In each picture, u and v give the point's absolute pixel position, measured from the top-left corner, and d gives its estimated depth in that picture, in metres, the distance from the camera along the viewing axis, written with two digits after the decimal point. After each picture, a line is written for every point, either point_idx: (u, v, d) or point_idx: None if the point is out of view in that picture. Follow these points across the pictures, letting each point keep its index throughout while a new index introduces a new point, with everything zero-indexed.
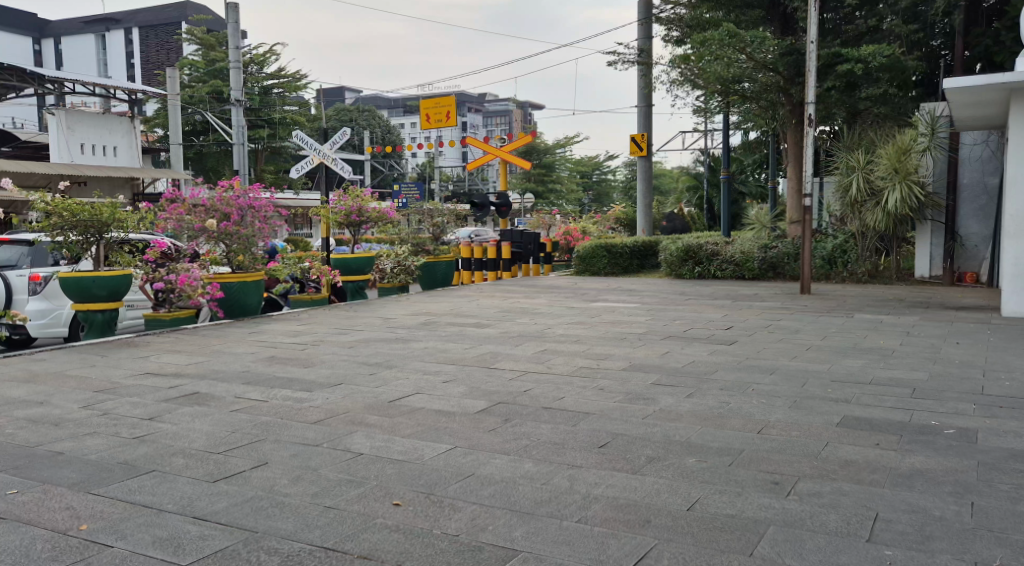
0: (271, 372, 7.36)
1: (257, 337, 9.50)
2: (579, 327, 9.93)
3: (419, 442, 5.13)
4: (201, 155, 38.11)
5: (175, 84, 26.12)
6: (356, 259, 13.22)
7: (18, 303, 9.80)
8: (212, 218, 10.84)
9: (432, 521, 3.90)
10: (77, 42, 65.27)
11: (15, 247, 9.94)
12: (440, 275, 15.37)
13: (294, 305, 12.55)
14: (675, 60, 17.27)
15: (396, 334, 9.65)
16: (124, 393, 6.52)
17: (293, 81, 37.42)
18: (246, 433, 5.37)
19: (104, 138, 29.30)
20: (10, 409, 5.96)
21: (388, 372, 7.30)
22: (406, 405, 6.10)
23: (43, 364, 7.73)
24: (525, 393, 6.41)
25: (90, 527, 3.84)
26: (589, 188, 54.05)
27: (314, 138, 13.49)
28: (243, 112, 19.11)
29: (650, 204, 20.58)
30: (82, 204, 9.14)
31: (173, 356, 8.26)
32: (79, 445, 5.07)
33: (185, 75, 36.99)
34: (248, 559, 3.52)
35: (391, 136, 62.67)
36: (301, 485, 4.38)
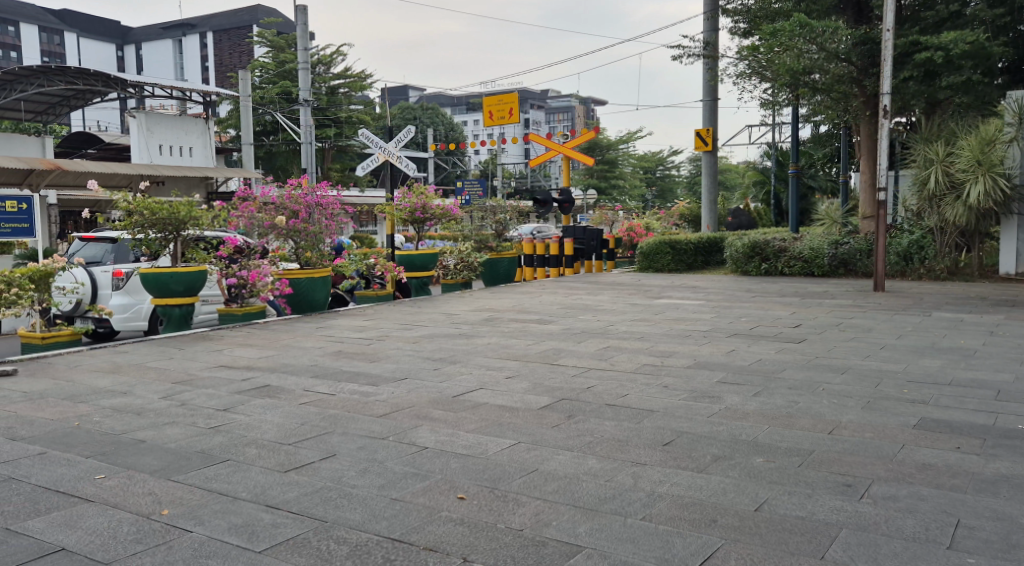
0: (338, 367, 7.51)
1: (325, 332, 9.69)
2: (642, 324, 9.85)
3: (483, 437, 5.18)
4: (271, 154, 39.09)
5: (247, 86, 26.73)
6: (421, 256, 13.37)
7: (102, 298, 10.19)
8: (282, 215, 11.08)
9: (497, 516, 3.92)
10: (155, 48, 67.61)
11: (101, 245, 10.44)
12: (502, 271, 15.41)
13: (360, 301, 12.77)
14: (741, 52, 17.02)
15: (460, 329, 9.72)
16: (200, 385, 6.73)
17: (359, 80, 37.87)
18: (315, 425, 5.50)
19: (180, 138, 30.19)
20: (95, 399, 6.22)
21: (452, 367, 7.36)
22: (470, 400, 6.15)
23: (125, 357, 8.04)
24: (589, 390, 6.39)
25: (171, 512, 3.98)
26: (652, 184, 53.53)
27: (379, 137, 13.68)
28: (310, 112, 19.37)
29: (714, 200, 20.27)
30: (161, 203, 9.48)
31: (245, 349, 8.50)
32: (159, 434, 5.27)
33: (256, 77, 38.00)
34: (320, 548, 3.60)
35: (454, 134, 63.18)
36: (368, 477, 4.47)
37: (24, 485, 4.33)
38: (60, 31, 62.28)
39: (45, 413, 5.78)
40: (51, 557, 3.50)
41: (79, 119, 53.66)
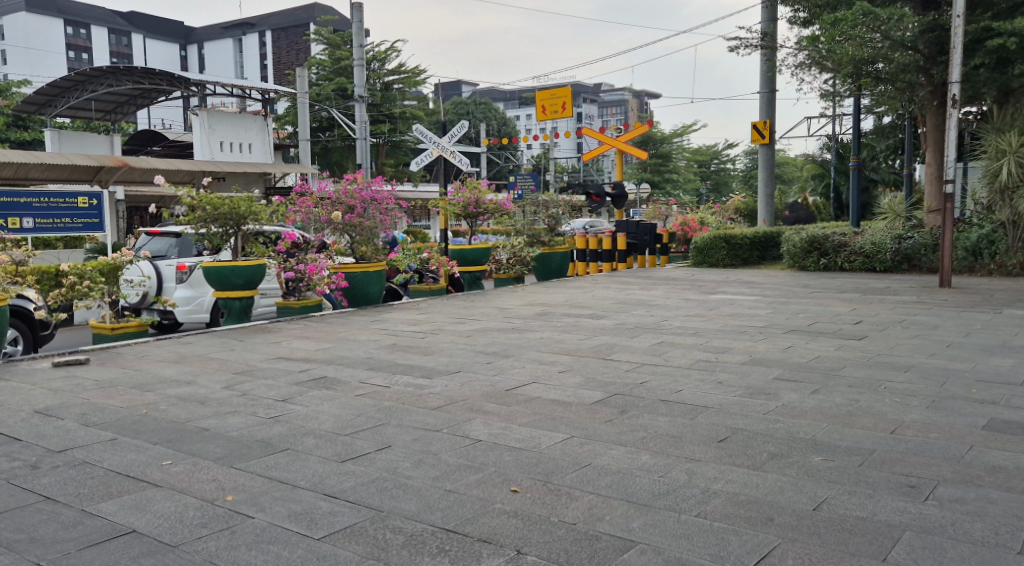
0: (392, 359, 7.61)
1: (379, 325, 9.83)
2: (697, 319, 9.75)
3: (536, 430, 5.20)
4: (327, 149, 39.63)
5: (304, 83, 27.12)
6: (473, 250, 13.41)
7: (167, 291, 10.51)
8: (338, 210, 11.19)
9: (550, 509, 3.94)
10: (217, 46, 69.06)
11: (165, 239, 10.76)
12: (555, 266, 15.43)
13: (414, 294, 12.91)
14: (801, 42, 16.66)
15: (512, 324, 9.76)
16: (260, 376, 6.90)
17: (413, 76, 38.12)
18: (370, 417, 5.58)
19: (240, 135, 30.83)
20: (161, 388, 6.42)
21: (505, 362, 7.40)
22: (523, 393, 6.18)
23: (189, 348, 8.27)
24: (642, 385, 6.35)
25: (233, 498, 4.09)
26: (706, 177, 52.82)
27: (433, 133, 13.78)
28: (364, 108, 19.51)
29: (771, 194, 19.95)
30: (223, 198, 9.71)
31: (303, 341, 8.66)
32: (221, 422, 5.41)
33: (313, 74, 38.58)
34: (375, 536, 3.66)
35: (507, 128, 63.24)
36: (423, 468, 4.52)
37: (96, 469, 4.49)
38: (127, 32, 64.17)
39: (115, 401, 5.99)
40: (122, 539, 3.63)
41: (144, 116, 55.30)
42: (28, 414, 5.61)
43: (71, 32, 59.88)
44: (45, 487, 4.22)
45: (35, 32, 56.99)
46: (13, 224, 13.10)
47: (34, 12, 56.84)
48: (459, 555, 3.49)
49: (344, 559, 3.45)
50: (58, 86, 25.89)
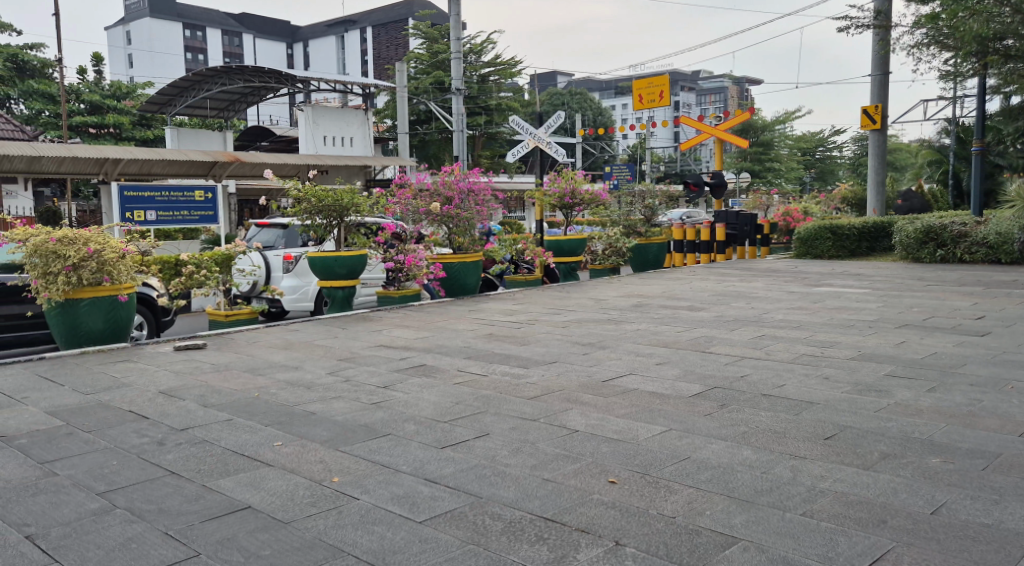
0: (489, 349, 7.70)
1: (476, 315, 9.95)
2: (801, 313, 9.45)
3: (634, 422, 5.16)
4: (424, 143, 40.30)
5: (403, 77, 27.55)
6: (569, 241, 13.42)
7: (274, 280, 10.91)
8: (436, 202, 11.36)
9: (649, 502, 3.91)
10: (320, 44, 71.05)
11: (272, 231, 11.13)
12: (651, 257, 15.27)
13: (510, 285, 13.09)
14: (919, 20, 15.86)
15: (608, 315, 9.71)
16: (362, 363, 7.10)
17: (509, 67, 38.20)
18: (468, 405, 5.67)
19: (342, 130, 31.68)
20: (271, 372, 6.71)
21: (601, 353, 7.37)
22: (620, 385, 6.14)
23: (296, 334, 8.59)
24: (743, 378, 6.22)
25: (340, 480, 4.23)
26: (811, 166, 51.04)
27: (529, 123, 13.75)
28: (461, 100, 19.52)
29: (882, 181, 19.13)
30: (327, 190, 10.03)
31: (402, 330, 8.86)
32: (327, 407, 5.60)
33: (412, 69, 39.29)
34: (476, 522, 3.72)
35: (603, 118, 62.70)
36: (521, 457, 4.57)
37: (214, 447, 4.73)
38: (239, 32, 67.06)
39: (229, 384, 6.28)
40: (239, 514, 3.81)
41: (254, 113, 57.66)
42: (153, 393, 5.95)
43: (189, 35, 63.04)
44: (169, 462, 4.47)
45: (157, 36, 60.42)
46: (138, 216, 13.91)
47: (157, 17, 60.31)
48: (558, 543, 3.51)
49: (446, 543, 3.52)
50: (176, 86, 27.26)
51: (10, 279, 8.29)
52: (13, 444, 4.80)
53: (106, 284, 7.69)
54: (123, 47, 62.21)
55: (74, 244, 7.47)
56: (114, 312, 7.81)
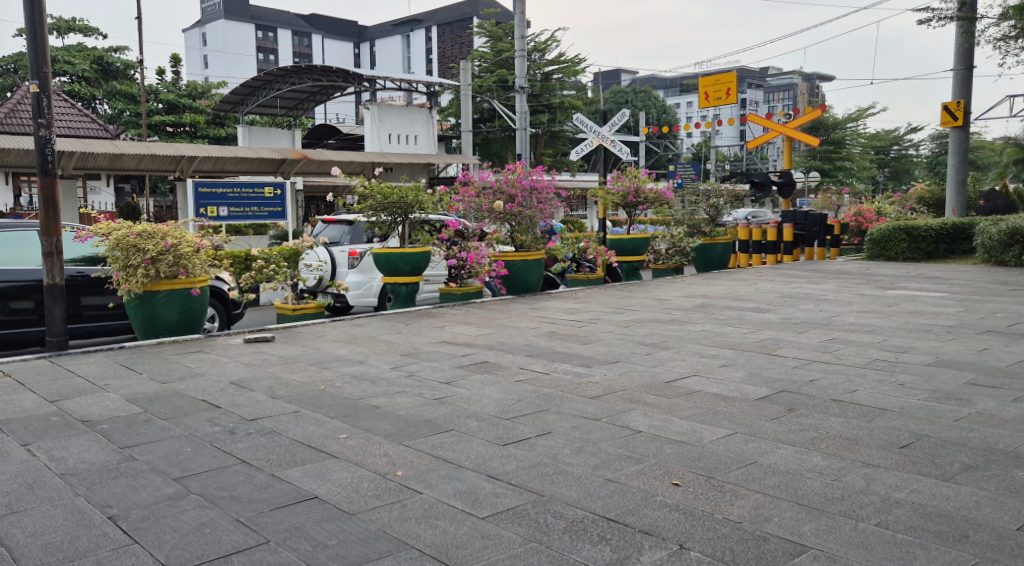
0: (551, 347, 7.68)
1: (538, 313, 9.94)
2: (874, 316, 9.18)
3: (699, 425, 5.08)
4: (487, 141, 40.43)
5: (468, 75, 27.64)
6: (632, 240, 13.30)
7: (339, 276, 11.08)
8: (499, 200, 11.37)
9: (714, 505, 3.85)
10: (387, 44, 71.83)
11: (339, 227, 11.32)
12: (716, 257, 15.08)
13: (571, 283, 13.04)
14: (1006, 12, 15.24)
15: (671, 315, 9.59)
16: (425, 358, 7.16)
17: (572, 66, 37.95)
18: (531, 403, 5.66)
19: (406, 128, 31.99)
20: (336, 366, 6.81)
21: (664, 353, 7.28)
22: (684, 386, 6.06)
23: (360, 329, 8.72)
24: (812, 383, 6.07)
25: (404, 473, 4.28)
26: (885, 165, 49.50)
27: (593, 122, 13.62)
28: (525, 98, 19.48)
29: (963, 181, 18.45)
30: (393, 187, 10.13)
31: (465, 327, 8.91)
32: (391, 401, 5.67)
33: (475, 67, 39.47)
34: (538, 521, 3.71)
35: (668, 116, 61.90)
36: (583, 456, 4.54)
37: (282, 438, 4.83)
38: (309, 33, 68.45)
39: (296, 376, 6.41)
40: (306, 503, 3.88)
41: (321, 112, 58.75)
42: (225, 384, 6.11)
43: (261, 36, 64.57)
44: (240, 451, 4.58)
45: (231, 37, 62.19)
46: (211, 212, 14.31)
47: (231, 19, 62.05)
48: (621, 544, 3.48)
49: (508, 540, 3.52)
50: (248, 86, 27.95)
51: (94, 271, 8.62)
52: (95, 429, 4.98)
53: (181, 276, 7.92)
54: (199, 48, 64.16)
55: (153, 238, 7.71)
56: (188, 305, 8.05)
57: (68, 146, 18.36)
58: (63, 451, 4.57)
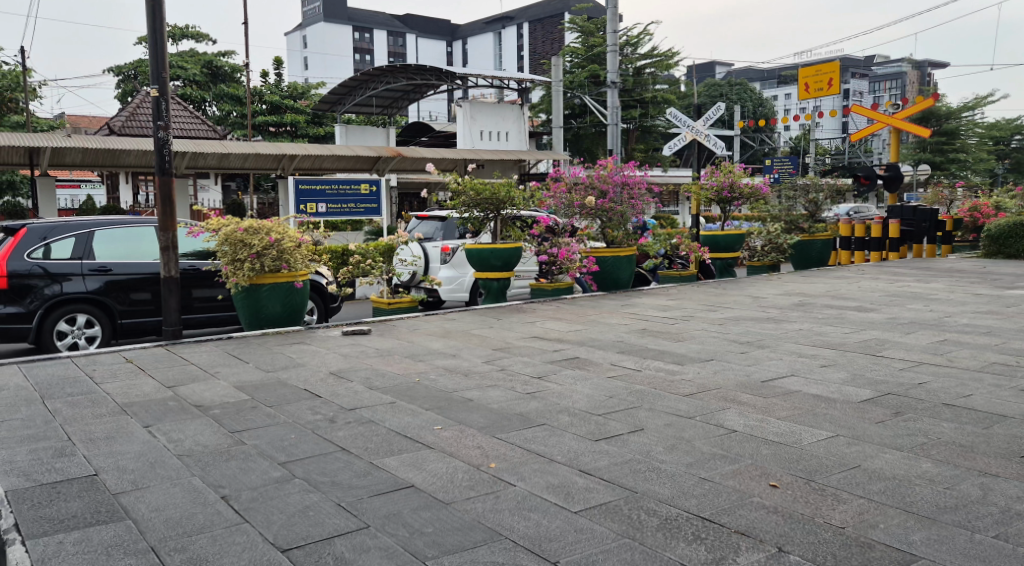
0: (643, 344, 7.63)
1: (629, 309, 9.88)
2: (989, 317, 8.73)
3: (797, 425, 4.96)
4: (578, 136, 40.34)
5: (560, 71, 27.58)
6: (726, 237, 13.02)
7: (433, 271, 11.26)
8: (590, 195, 11.33)
9: (814, 509, 3.76)
10: (479, 41, 72.42)
11: (432, 223, 11.47)
12: (815, 254, 14.50)
13: (663, 280, 12.89)
14: None
15: (768, 313, 9.37)
16: (517, 353, 7.23)
17: (665, 59, 37.72)
18: (622, 399, 5.64)
19: (498, 125, 32.25)
20: (430, 359, 6.96)
21: (761, 352, 7.12)
22: (781, 386, 5.92)
23: (453, 323, 8.86)
24: (921, 386, 5.83)
25: (497, 466, 4.34)
26: (1003, 156, 46.87)
27: (687, 116, 13.41)
28: (617, 93, 19.30)
29: None
30: (485, 183, 10.24)
31: (556, 322, 8.94)
32: (483, 395, 5.75)
33: (567, 63, 39.44)
34: (630, 517, 3.70)
35: (764, 108, 60.31)
36: (677, 454, 4.50)
37: (380, 428, 4.96)
38: (403, 33, 69.86)
39: (393, 368, 6.58)
40: (403, 492, 3.98)
41: (415, 110, 59.93)
42: (324, 374, 6.33)
43: (358, 37, 66.28)
44: (340, 439, 4.73)
45: (330, 39, 64.12)
46: (310, 209, 14.80)
47: (330, 21, 63.96)
48: (717, 545, 3.44)
49: (601, 535, 3.53)
50: (345, 85, 28.74)
51: (205, 265, 9.03)
52: (207, 413, 5.25)
53: (283, 270, 8.23)
54: (299, 50, 66.35)
55: (258, 234, 8.04)
56: (290, 297, 8.36)
57: (181, 146, 19.29)
58: (180, 433, 4.83)
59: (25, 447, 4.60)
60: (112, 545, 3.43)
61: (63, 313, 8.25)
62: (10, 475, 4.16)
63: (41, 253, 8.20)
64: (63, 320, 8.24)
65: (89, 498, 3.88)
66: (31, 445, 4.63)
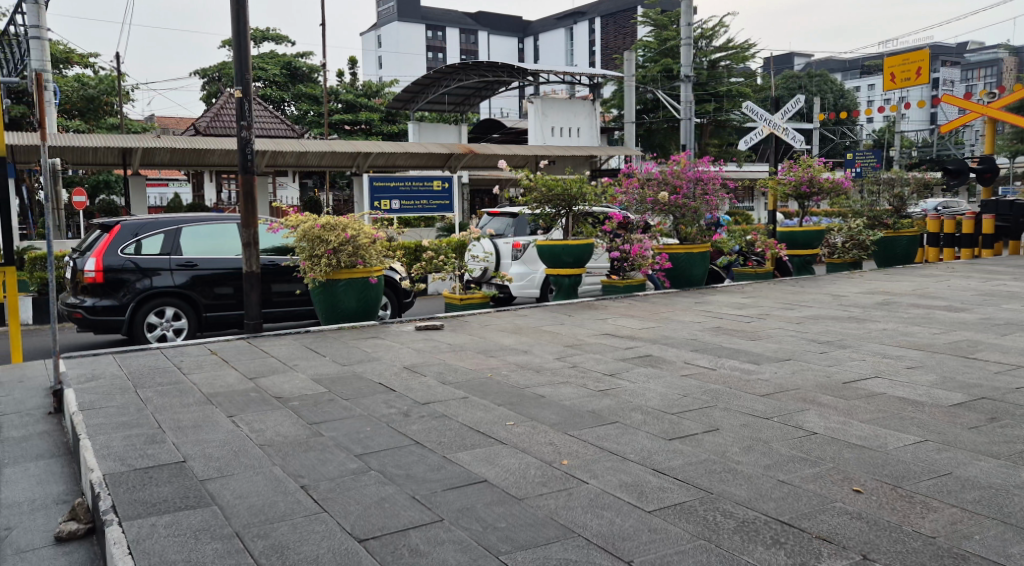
0: (718, 342, 7.49)
1: (702, 307, 9.71)
2: None
3: (882, 429, 4.80)
4: (651, 132, 39.88)
5: (632, 66, 27.16)
6: (804, 233, 12.67)
7: (504, 267, 11.30)
8: (663, 191, 11.14)
9: (901, 516, 3.62)
10: (550, 36, 72.18)
11: (503, 219, 11.52)
12: (900, 250, 13.84)
13: (738, 277, 12.65)
14: None
15: (850, 312, 9.09)
16: (589, 350, 7.19)
17: (741, 52, 36.99)
18: (697, 398, 5.55)
19: (570, 121, 32.14)
20: (502, 354, 6.98)
21: (842, 352, 6.91)
22: (865, 388, 5.74)
23: (524, 320, 8.87)
24: (1017, 391, 5.56)
25: (570, 462, 4.32)
26: None
27: (764, 110, 13.10)
28: (691, 87, 18.98)
29: None
30: (557, 179, 10.19)
31: (628, 319, 8.86)
32: (556, 391, 5.73)
33: (640, 57, 39.01)
34: (706, 518, 3.64)
35: (845, 100, 58.46)
36: (753, 455, 4.40)
37: (453, 422, 5.00)
38: (475, 30, 70.42)
39: (466, 363, 6.63)
40: (476, 486, 4.00)
41: (486, 107, 60.31)
42: (399, 368, 6.42)
43: (431, 35, 67.10)
44: (414, 433, 4.78)
45: (404, 37, 65.06)
46: (384, 205, 15.03)
47: (405, 20, 64.87)
48: (797, 550, 3.35)
49: (676, 535, 3.48)
50: (417, 84, 29.05)
51: (284, 261, 9.27)
52: (287, 405, 5.37)
53: (359, 266, 8.37)
54: (374, 50, 67.50)
55: (335, 230, 8.18)
56: (366, 293, 8.50)
57: (261, 146, 19.81)
58: (262, 423, 4.97)
59: (120, 433, 4.80)
60: (200, 529, 3.54)
61: (153, 306, 8.58)
62: (106, 460, 4.34)
63: (133, 249, 8.54)
64: (153, 313, 8.59)
65: (178, 484, 4.02)
66: (125, 431, 4.82)
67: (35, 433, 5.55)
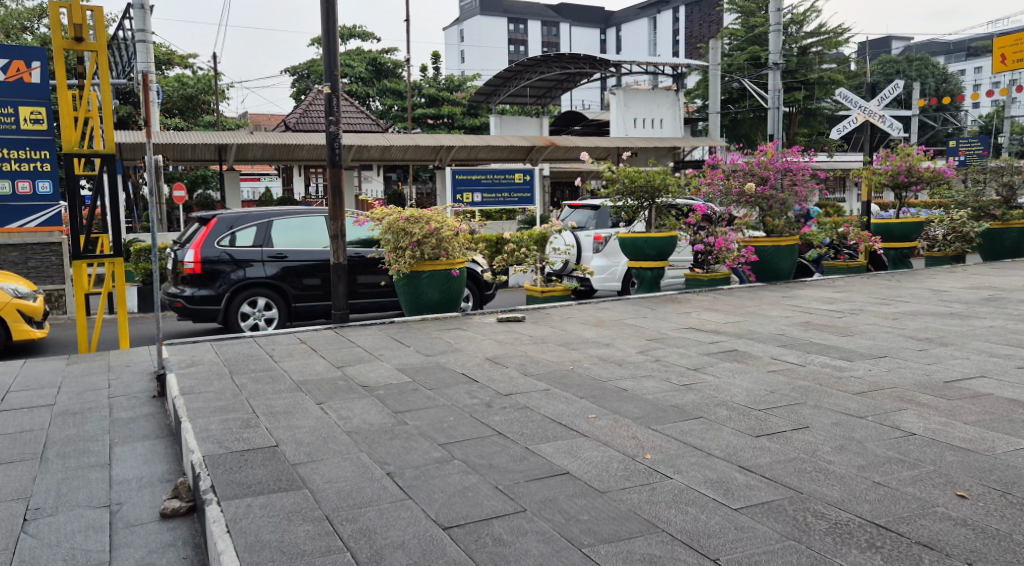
0: (808, 338, 7.26)
1: (791, 301, 9.44)
2: None
3: (988, 432, 4.56)
4: (737, 122, 38.95)
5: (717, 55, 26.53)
6: (901, 226, 12.17)
7: (585, 260, 11.21)
8: (749, 182, 10.86)
9: (1010, 524, 3.44)
10: (633, 27, 71.37)
11: (585, 212, 11.43)
12: (1009, 244, 13.18)
13: (829, 271, 12.23)
14: None
15: (951, 308, 8.67)
16: (672, 344, 7.07)
17: (834, 37, 35.73)
18: (785, 394, 5.40)
19: (653, 112, 31.73)
20: (584, 347, 6.94)
21: (943, 351, 6.60)
22: (968, 388, 5.47)
23: (607, 313, 8.79)
24: None
25: (653, 457, 4.26)
26: None
27: (858, 97, 12.61)
28: (779, 75, 18.46)
29: None
30: (640, 171, 10.07)
31: (712, 313, 8.68)
32: (639, 385, 5.66)
33: (726, 45, 38.15)
34: (796, 518, 3.53)
35: (947, 85, 55.78)
36: (846, 455, 4.25)
37: (535, 414, 4.99)
38: (557, 22, 70.28)
39: (547, 355, 6.62)
40: (559, 478, 3.99)
41: (568, 99, 60.13)
42: (481, 359, 6.45)
43: (513, 28, 67.35)
44: (497, 424, 4.80)
45: (487, 32, 65.43)
46: (466, 198, 15.14)
47: (487, 14, 65.26)
48: (895, 555, 3.22)
49: (764, 534, 3.39)
50: (500, 77, 29.14)
51: (369, 253, 9.44)
52: (372, 394, 5.47)
53: (442, 258, 8.47)
54: (457, 43, 68.07)
55: (419, 222, 8.30)
56: (449, 284, 8.58)
57: (348, 140, 20.23)
58: (349, 411, 5.07)
59: (217, 417, 4.98)
60: (292, 512, 3.64)
61: (247, 296, 8.87)
62: (205, 442, 4.52)
63: (228, 241, 8.85)
64: (246, 303, 8.88)
65: (272, 467, 4.14)
66: (222, 415, 5.00)
67: (141, 415, 5.81)
